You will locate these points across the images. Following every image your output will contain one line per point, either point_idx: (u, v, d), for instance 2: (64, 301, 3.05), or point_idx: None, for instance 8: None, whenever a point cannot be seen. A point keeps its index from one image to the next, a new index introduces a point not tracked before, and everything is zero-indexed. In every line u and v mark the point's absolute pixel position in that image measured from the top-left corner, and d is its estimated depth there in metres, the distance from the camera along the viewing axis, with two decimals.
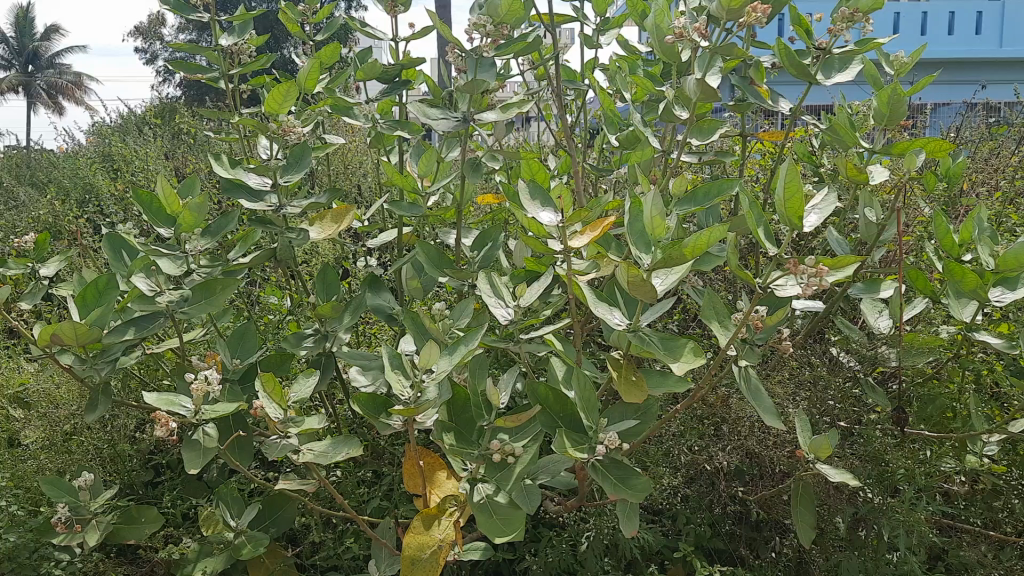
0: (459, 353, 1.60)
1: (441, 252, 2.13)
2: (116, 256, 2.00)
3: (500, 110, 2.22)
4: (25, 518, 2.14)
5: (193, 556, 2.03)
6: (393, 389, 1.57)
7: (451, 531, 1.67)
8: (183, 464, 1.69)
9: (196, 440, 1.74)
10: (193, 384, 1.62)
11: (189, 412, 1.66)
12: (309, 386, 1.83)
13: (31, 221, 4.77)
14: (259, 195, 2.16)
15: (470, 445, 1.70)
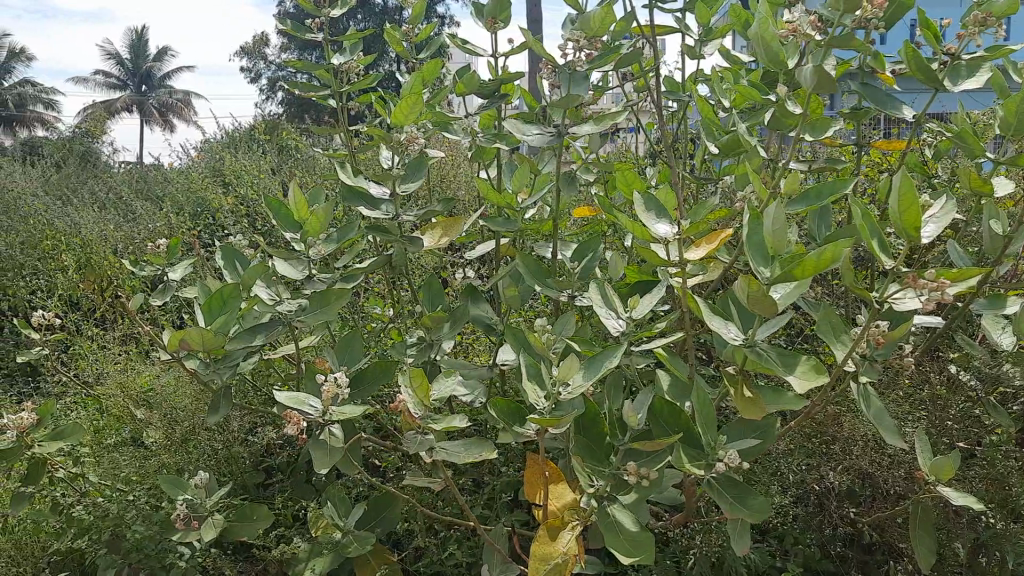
0: (598, 371, 1.67)
1: (540, 263, 2.16)
2: (230, 265, 2.18)
3: (595, 123, 2.23)
4: (149, 513, 2.21)
5: (304, 555, 2.07)
6: (533, 396, 1.62)
7: (575, 545, 1.68)
8: (313, 460, 1.72)
9: (322, 439, 1.78)
10: (325, 384, 1.73)
11: (318, 412, 1.75)
12: (446, 393, 1.84)
13: (148, 231, 5.01)
14: (376, 204, 2.23)
15: (600, 465, 1.74)
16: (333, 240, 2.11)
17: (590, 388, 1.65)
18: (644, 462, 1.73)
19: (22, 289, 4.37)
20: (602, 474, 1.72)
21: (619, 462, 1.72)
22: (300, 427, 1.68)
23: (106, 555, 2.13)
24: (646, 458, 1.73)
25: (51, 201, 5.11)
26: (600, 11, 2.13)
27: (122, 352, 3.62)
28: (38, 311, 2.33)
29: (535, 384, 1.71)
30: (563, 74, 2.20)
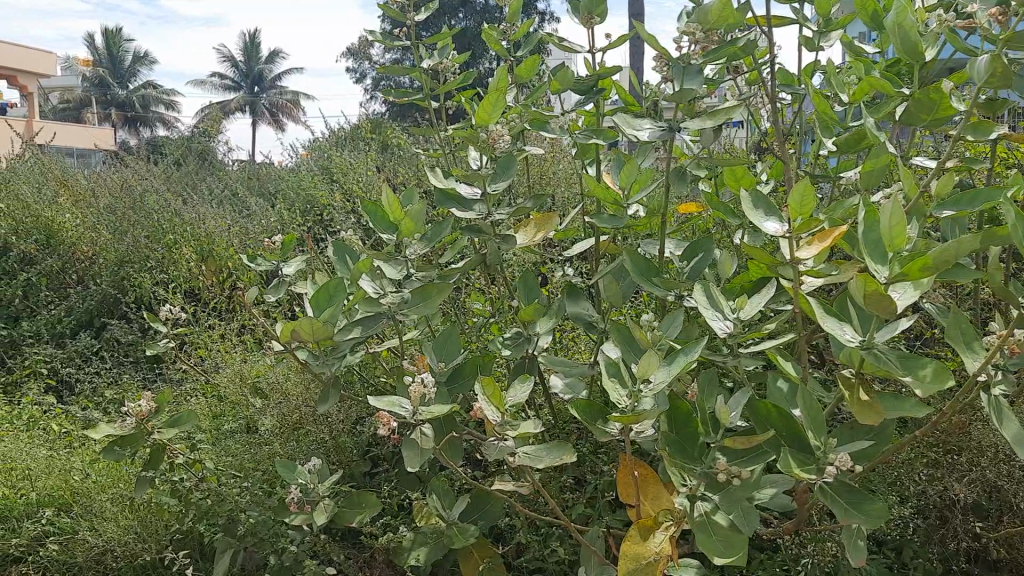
0: (679, 363, 1.63)
1: (649, 261, 2.13)
2: (341, 261, 2.26)
3: (708, 119, 2.13)
4: (263, 497, 2.28)
5: (408, 544, 2.09)
6: (612, 396, 1.60)
7: (668, 546, 1.62)
8: (402, 459, 1.77)
9: (413, 439, 1.82)
10: (414, 385, 1.75)
11: (408, 412, 1.76)
12: (523, 395, 1.84)
13: (262, 226, 5.20)
14: (470, 206, 2.24)
15: (693, 463, 1.71)
16: (425, 238, 2.13)
17: (673, 381, 1.61)
18: (737, 461, 1.65)
19: (148, 280, 4.62)
20: (694, 473, 1.67)
21: (712, 460, 1.66)
22: (391, 428, 1.71)
23: (223, 535, 2.22)
24: (740, 458, 1.66)
25: (173, 198, 5.39)
26: (718, 5, 2.04)
27: (240, 342, 3.77)
28: (162, 304, 2.45)
29: (616, 384, 1.69)
30: (676, 67, 2.18)
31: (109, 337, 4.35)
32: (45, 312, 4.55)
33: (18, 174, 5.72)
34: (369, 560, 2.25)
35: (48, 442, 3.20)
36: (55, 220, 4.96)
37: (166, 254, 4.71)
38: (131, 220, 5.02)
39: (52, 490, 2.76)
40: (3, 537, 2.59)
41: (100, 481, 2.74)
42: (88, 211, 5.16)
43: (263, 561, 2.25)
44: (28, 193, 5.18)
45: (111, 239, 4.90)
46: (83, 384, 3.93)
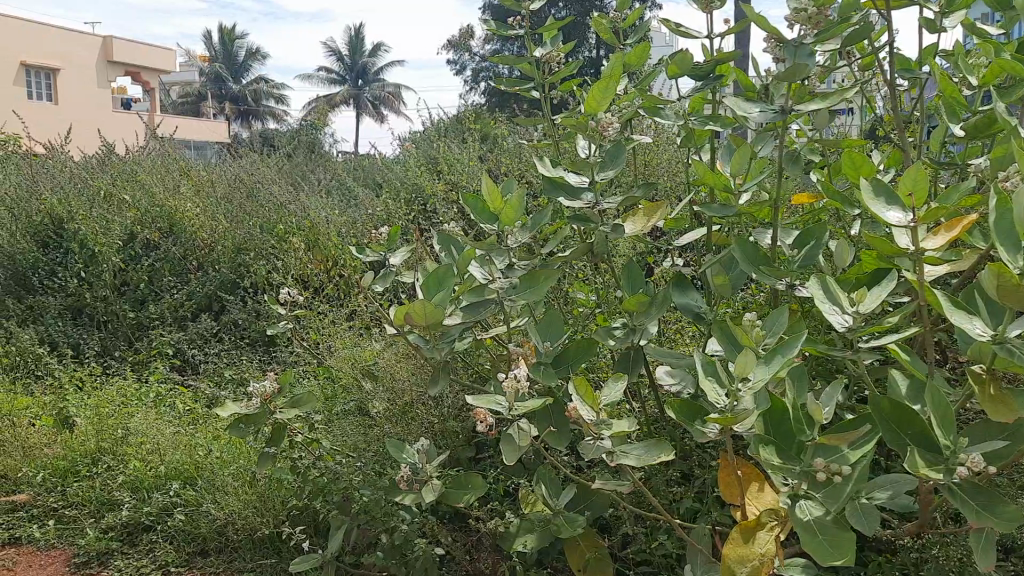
0: (777, 363, 1.59)
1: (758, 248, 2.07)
2: (447, 250, 2.25)
3: (821, 100, 2.07)
4: (373, 477, 2.33)
5: (514, 530, 2.10)
6: (710, 396, 1.55)
7: (773, 546, 1.57)
8: (502, 456, 1.72)
9: (511, 435, 1.79)
10: (507, 380, 1.74)
11: (505, 408, 1.74)
12: (616, 392, 1.77)
13: (369, 215, 5.33)
14: (577, 194, 2.19)
15: (791, 463, 1.54)
16: (527, 228, 2.09)
17: (773, 380, 1.57)
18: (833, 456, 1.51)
19: (262, 267, 4.80)
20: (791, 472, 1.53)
21: (810, 459, 1.52)
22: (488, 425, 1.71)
23: (337, 512, 2.29)
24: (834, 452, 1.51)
25: (285, 189, 5.58)
26: None
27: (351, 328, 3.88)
28: (279, 290, 2.55)
29: (712, 384, 1.63)
30: (786, 48, 2.07)
31: (227, 321, 4.57)
32: (168, 296, 4.79)
33: (144, 165, 6.04)
34: (475, 545, 2.27)
35: (176, 419, 3.37)
36: (176, 209, 5.22)
37: (279, 241, 4.88)
38: (246, 211, 5.23)
39: (179, 464, 2.91)
40: (137, 506, 2.76)
41: (222, 457, 2.88)
42: (206, 200, 5.40)
43: (374, 540, 2.31)
44: (151, 183, 5.47)
45: (227, 227, 5.11)
46: (205, 364, 4.14)
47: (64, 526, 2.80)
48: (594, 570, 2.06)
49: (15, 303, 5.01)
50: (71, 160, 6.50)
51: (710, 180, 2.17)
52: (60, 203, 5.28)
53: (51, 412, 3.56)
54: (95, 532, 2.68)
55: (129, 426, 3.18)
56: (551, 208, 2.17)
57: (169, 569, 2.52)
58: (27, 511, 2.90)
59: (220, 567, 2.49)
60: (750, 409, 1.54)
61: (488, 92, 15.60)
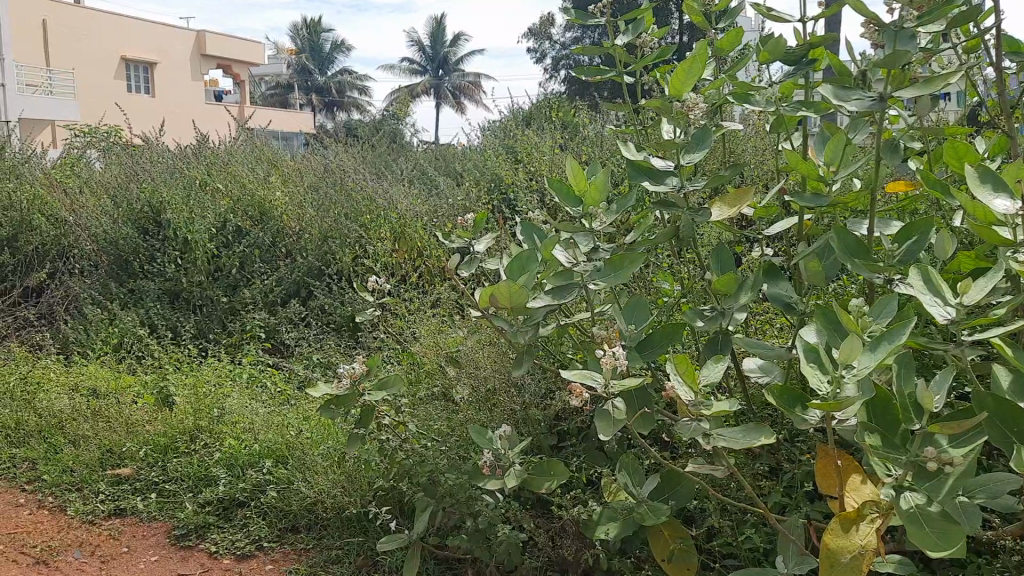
0: (884, 350, 1.53)
1: (858, 240, 1.98)
2: (529, 239, 2.23)
3: (924, 86, 1.96)
4: (457, 462, 2.36)
5: (597, 518, 2.09)
6: (811, 381, 1.50)
7: (874, 539, 1.53)
8: (596, 430, 1.76)
9: (606, 412, 1.81)
10: (605, 358, 1.75)
11: (601, 384, 1.78)
12: (717, 373, 1.77)
13: (450, 204, 5.39)
14: (661, 178, 2.12)
15: (896, 451, 1.52)
16: (613, 211, 2.09)
17: (878, 367, 1.51)
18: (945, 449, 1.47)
19: (347, 254, 4.91)
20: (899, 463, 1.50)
21: (918, 450, 1.48)
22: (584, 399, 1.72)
23: (423, 494, 2.33)
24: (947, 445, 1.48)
25: (368, 178, 5.68)
26: None
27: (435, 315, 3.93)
28: (368, 278, 2.61)
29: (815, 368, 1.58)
30: (885, 32, 1.99)
31: (315, 306, 4.71)
32: (258, 281, 4.95)
33: (235, 155, 6.25)
34: (558, 531, 2.28)
35: (268, 399, 3.49)
36: (265, 197, 5.38)
37: (363, 229, 4.97)
38: (332, 200, 5.36)
39: (271, 443, 3.02)
40: (232, 482, 2.87)
41: (312, 437, 2.97)
42: (294, 189, 5.55)
43: (458, 523, 2.34)
44: (242, 173, 5.65)
45: (313, 216, 5.24)
46: (296, 348, 4.28)
47: (165, 499, 2.94)
48: (679, 561, 2.03)
49: (118, 286, 5.28)
50: (167, 151, 6.77)
51: (802, 170, 2.10)
52: (157, 191, 5.50)
53: (152, 391, 3.73)
54: (193, 506, 2.81)
55: (224, 406, 3.31)
56: (633, 192, 2.11)
57: (263, 543, 2.63)
58: (131, 484, 3.05)
59: (310, 544, 2.58)
60: (853, 397, 1.48)
61: (566, 81, 15.55)
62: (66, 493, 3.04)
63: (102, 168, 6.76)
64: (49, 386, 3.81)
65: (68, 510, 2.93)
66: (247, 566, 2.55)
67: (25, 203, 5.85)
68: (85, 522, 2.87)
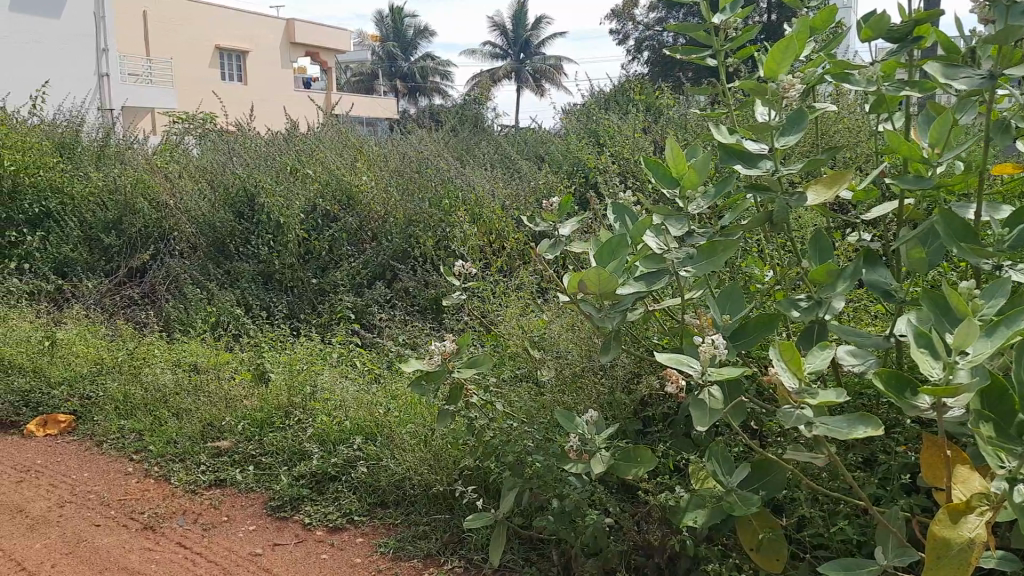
0: (1001, 336, 1.47)
1: (966, 223, 1.88)
2: (619, 220, 2.21)
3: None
4: (543, 444, 2.37)
5: (684, 505, 2.07)
6: (922, 366, 1.47)
7: (984, 532, 1.47)
8: (692, 420, 1.72)
9: (701, 400, 1.77)
10: (704, 346, 1.74)
11: (698, 372, 1.74)
12: (824, 360, 1.75)
13: (532, 188, 5.40)
14: (755, 162, 2.08)
15: (1013, 442, 1.46)
16: (709, 195, 2.03)
17: (995, 353, 1.46)
18: None
19: (430, 237, 4.99)
20: (1013, 455, 1.44)
21: None
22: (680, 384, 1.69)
23: (510, 474, 2.35)
24: None
25: (451, 163, 5.74)
26: None
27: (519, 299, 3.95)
28: (456, 262, 2.65)
29: (926, 356, 1.55)
30: (995, 8, 1.89)
31: (401, 289, 4.83)
32: (345, 264, 5.09)
33: (322, 141, 6.41)
34: (643, 516, 2.28)
35: (358, 378, 3.60)
36: (352, 182, 5.50)
37: (446, 213, 5.04)
38: (415, 184, 5.45)
39: (361, 421, 3.11)
40: (324, 457, 2.97)
41: (400, 415, 3.05)
42: (378, 173, 5.67)
43: (543, 504, 2.37)
44: (330, 158, 5.79)
45: (398, 201, 5.33)
46: (383, 330, 4.40)
47: (261, 472, 3.07)
48: (769, 551, 2.00)
49: (215, 267, 5.51)
50: (259, 137, 7.00)
51: (906, 151, 1.99)
52: (251, 176, 5.70)
53: (249, 368, 3.89)
54: (288, 479, 2.93)
55: (316, 383, 3.42)
56: (725, 176, 2.08)
57: (353, 517, 2.72)
58: (230, 456, 3.20)
59: (398, 519, 2.66)
60: (968, 383, 1.44)
61: (648, 62, 15.31)
62: (170, 463, 3.22)
63: (199, 153, 7.05)
64: (154, 361, 4.02)
65: (172, 479, 3.10)
66: (338, 538, 2.64)
67: (130, 187, 6.16)
68: (187, 491, 3.02)
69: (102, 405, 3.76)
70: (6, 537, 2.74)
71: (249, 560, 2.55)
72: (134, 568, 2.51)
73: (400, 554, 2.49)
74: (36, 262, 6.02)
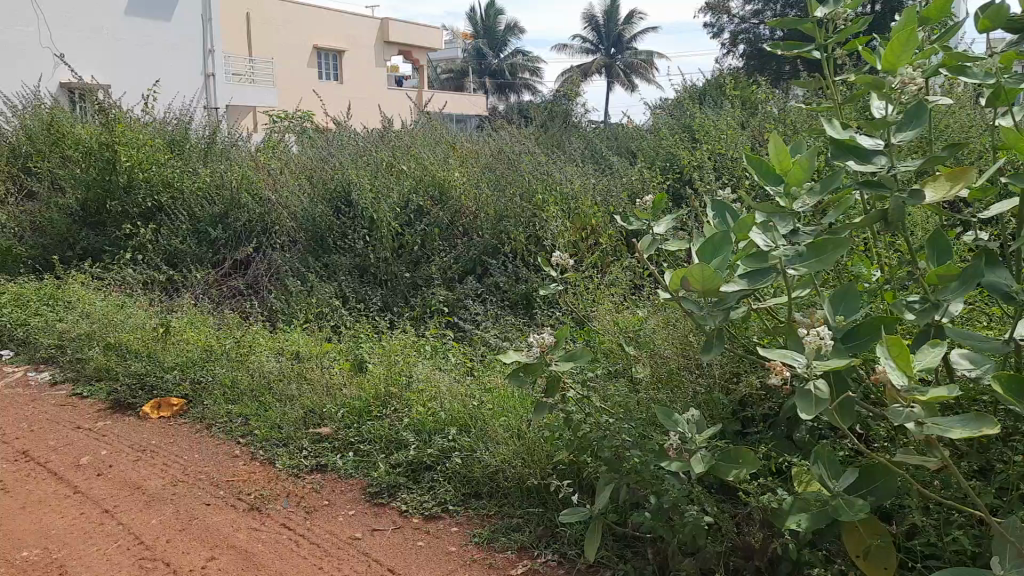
0: None
1: None
2: (720, 219, 2.17)
3: None
4: (640, 441, 2.36)
5: (787, 508, 2.02)
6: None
7: None
8: (799, 406, 1.66)
9: (808, 392, 1.70)
10: (809, 338, 1.72)
11: (803, 364, 1.72)
12: (930, 360, 1.70)
13: (623, 184, 5.38)
14: (869, 159, 2.00)
15: None
16: (817, 191, 1.97)
17: None
18: None
19: (522, 233, 5.04)
20: None
21: None
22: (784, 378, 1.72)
23: (606, 469, 2.35)
24: None
25: (543, 158, 5.78)
26: None
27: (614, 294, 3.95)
28: (554, 256, 2.66)
29: None
30: None
31: (493, 283, 4.91)
32: (438, 258, 5.18)
33: (416, 138, 6.55)
34: (743, 518, 2.23)
35: (453, 371, 3.67)
36: (445, 177, 5.59)
37: (537, 209, 5.08)
38: (508, 180, 5.51)
39: (455, 412, 3.16)
40: (421, 446, 3.04)
41: (495, 409, 3.10)
42: (469, 170, 5.74)
43: (640, 501, 2.35)
44: (423, 155, 5.92)
45: (489, 196, 5.40)
46: (477, 324, 4.48)
47: (360, 459, 3.16)
48: (875, 558, 1.93)
49: (313, 259, 5.71)
50: (355, 134, 7.21)
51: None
52: (348, 172, 5.87)
53: (348, 357, 4.02)
54: (386, 466, 3.01)
55: (413, 374, 3.50)
56: (837, 173, 2.00)
57: (448, 506, 2.78)
58: (330, 442, 3.31)
59: (492, 511, 2.70)
60: None
61: (742, 55, 14.99)
62: (275, 447, 3.35)
63: (298, 149, 7.30)
64: (259, 350, 4.19)
65: (276, 463, 3.22)
66: (434, 526, 2.70)
67: (236, 183, 6.46)
68: (291, 474, 3.14)
69: (211, 390, 3.94)
70: (126, 512, 2.90)
71: (349, 544, 2.63)
72: (242, 546, 2.62)
73: (495, 545, 2.53)
74: (148, 253, 6.37)
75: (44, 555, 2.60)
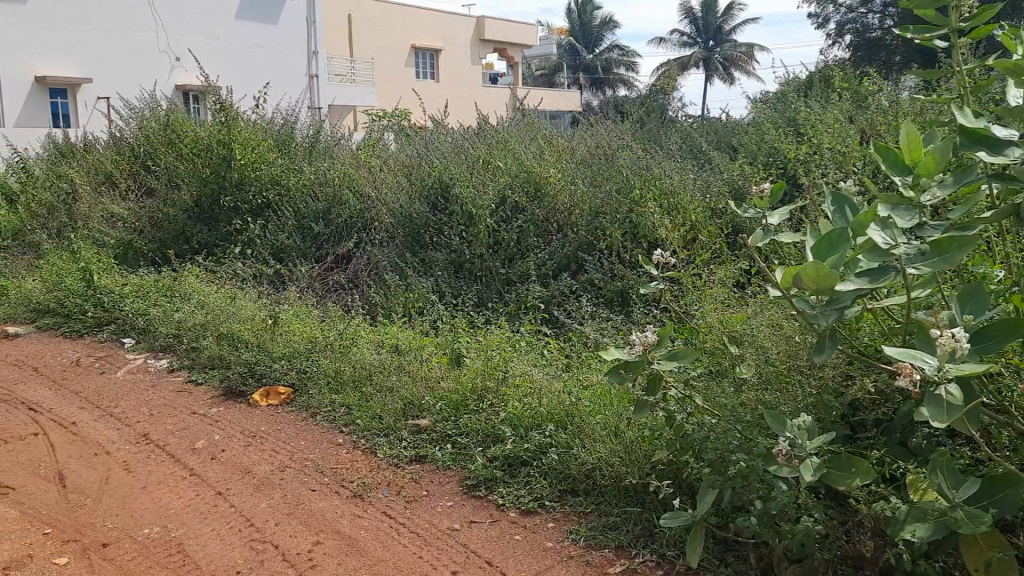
0: None
1: None
2: (839, 211, 2.10)
3: None
4: (744, 443, 2.30)
5: (903, 517, 1.93)
6: None
7: None
8: (929, 413, 1.60)
9: (938, 397, 1.62)
10: (941, 340, 1.67)
11: (933, 366, 1.64)
12: None
13: (723, 180, 5.26)
14: (1002, 149, 1.87)
15: None
16: (948, 185, 1.89)
17: None
18: None
19: (618, 229, 5.00)
20: None
21: None
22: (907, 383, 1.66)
23: (709, 470, 2.31)
24: None
25: (640, 154, 5.73)
26: None
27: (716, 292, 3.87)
28: (658, 251, 2.62)
29: None
30: None
31: (589, 280, 4.90)
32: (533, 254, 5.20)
33: (512, 134, 6.59)
34: (853, 525, 2.15)
35: (551, 367, 3.68)
36: (540, 174, 5.61)
37: (634, 205, 5.03)
38: (604, 177, 5.47)
39: (552, 410, 3.16)
40: (518, 442, 3.06)
41: (594, 406, 3.09)
42: (565, 167, 5.74)
43: (744, 504, 2.30)
44: (519, 152, 5.95)
45: (585, 192, 5.37)
46: (573, 321, 4.48)
47: (457, 451, 3.21)
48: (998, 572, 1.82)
49: (410, 255, 5.83)
50: (452, 132, 7.31)
51: None
52: (446, 169, 5.95)
53: (446, 352, 4.08)
54: (483, 460, 3.05)
55: (510, 369, 3.53)
56: (968, 168, 1.90)
57: (544, 502, 2.79)
58: (428, 434, 3.37)
59: (588, 509, 2.70)
60: None
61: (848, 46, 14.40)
62: (376, 437, 3.44)
63: (397, 147, 7.47)
64: (361, 342, 4.31)
65: (376, 453, 3.31)
66: (530, 521, 2.71)
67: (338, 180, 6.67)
68: (391, 464, 3.22)
69: (316, 380, 4.08)
70: (238, 494, 3.04)
71: (448, 534, 2.68)
72: (345, 532, 2.71)
73: (592, 543, 2.53)
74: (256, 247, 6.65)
75: (163, 532, 2.76)
